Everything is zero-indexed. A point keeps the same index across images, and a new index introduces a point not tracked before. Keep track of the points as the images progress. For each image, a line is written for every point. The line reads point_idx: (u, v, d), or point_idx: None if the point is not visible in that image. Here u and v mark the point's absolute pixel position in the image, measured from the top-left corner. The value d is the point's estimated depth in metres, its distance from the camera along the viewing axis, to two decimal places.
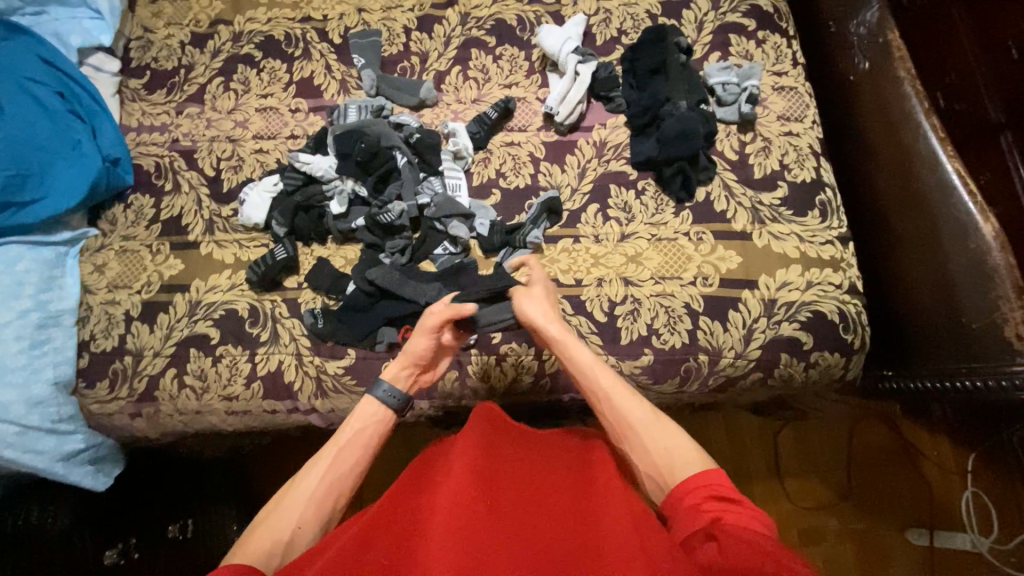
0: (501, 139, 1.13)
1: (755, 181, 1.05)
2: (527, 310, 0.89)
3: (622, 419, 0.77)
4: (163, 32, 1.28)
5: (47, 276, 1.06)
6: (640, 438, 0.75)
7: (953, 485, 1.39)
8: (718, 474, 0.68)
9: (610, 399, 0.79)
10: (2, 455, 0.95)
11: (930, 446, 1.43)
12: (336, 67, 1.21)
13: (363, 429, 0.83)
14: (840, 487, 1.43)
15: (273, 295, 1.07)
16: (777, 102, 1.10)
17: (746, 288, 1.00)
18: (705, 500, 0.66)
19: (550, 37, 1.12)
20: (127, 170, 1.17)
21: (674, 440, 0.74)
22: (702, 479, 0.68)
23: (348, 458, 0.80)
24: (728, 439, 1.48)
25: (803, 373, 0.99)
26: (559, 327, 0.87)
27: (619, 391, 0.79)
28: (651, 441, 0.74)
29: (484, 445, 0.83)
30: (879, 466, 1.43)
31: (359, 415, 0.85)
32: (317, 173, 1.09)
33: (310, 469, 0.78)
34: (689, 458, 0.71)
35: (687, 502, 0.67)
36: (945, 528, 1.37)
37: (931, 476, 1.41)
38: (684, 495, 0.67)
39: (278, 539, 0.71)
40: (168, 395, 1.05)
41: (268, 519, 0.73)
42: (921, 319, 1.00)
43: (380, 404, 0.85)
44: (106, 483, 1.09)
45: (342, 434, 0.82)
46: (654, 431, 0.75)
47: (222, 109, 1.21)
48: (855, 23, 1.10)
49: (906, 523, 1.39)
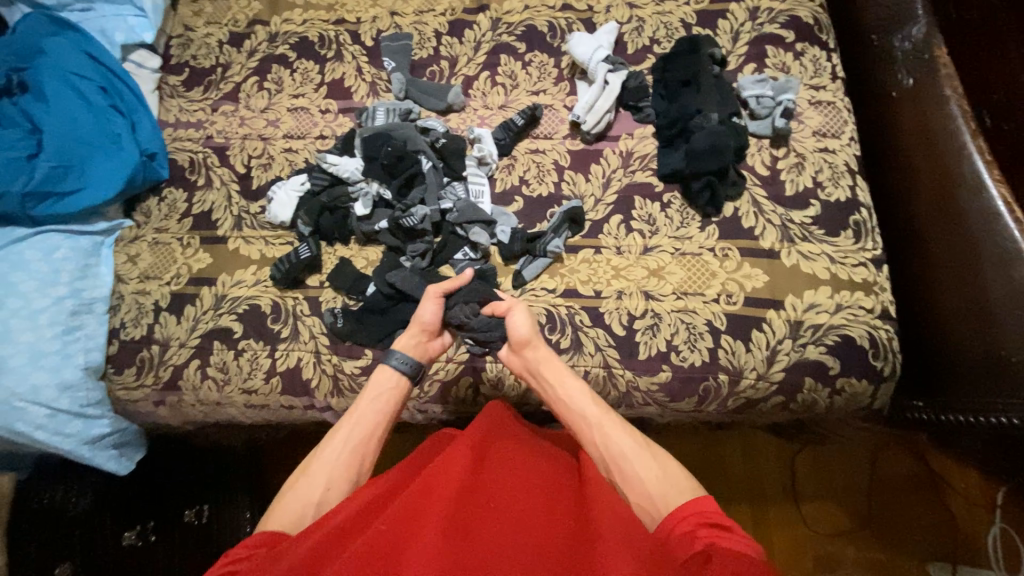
0: (526, 146, 1.13)
1: (787, 198, 1.02)
2: (521, 330, 0.91)
3: (611, 447, 0.76)
4: (202, 31, 1.32)
5: (83, 264, 1.10)
6: (630, 466, 0.73)
7: (980, 518, 1.33)
8: (710, 501, 0.67)
9: (601, 426, 0.79)
10: (33, 435, 0.99)
11: (958, 479, 1.37)
12: (366, 70, 1.23)
13: (374, 404, 0.84)
14: (857, 514, 1.38)
15: (295, 292, 1.09)
16: (812, 117, 1.06)
17: (772, 309, 0.97)
18: (698, 526, 0.64)
19: (580, 45, 1.11)
20: (163, 164, 1.21)
21: (664, 467, 0.72)
22: (692, 506, 0.66)
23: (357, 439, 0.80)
24: (744, 458, 1.45)
25: (827, 399, 0.96)
26: (546, 350, 0.91)
27: (610, 420, 0.79)
28: (643, 470, 0.72)
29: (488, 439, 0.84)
30: (901, 496, 1.38)
31: (365, 400, 0.85)
32: (344, 174, 1.11)
33: (331, 440, 0.79)
34: (682, 486, 0.70)
35: (677, 530, 0.65)
36: (970, 564, 1.30)
37: (957, 508, 1.35)
38: (675, 524, 0.66)
39: (294, 514, 0.71)
40: (191, 385, 1.08)
41: (289, 490, 0.74)
42: (960, 350, 0.95)
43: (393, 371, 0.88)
44: (129, 467, 1.12)
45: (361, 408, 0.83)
46: (645, 459, 0.73)
47: (255, 108, 1.24)
48: (900, 38, 1.07)
49: (928, 556, 1.33)
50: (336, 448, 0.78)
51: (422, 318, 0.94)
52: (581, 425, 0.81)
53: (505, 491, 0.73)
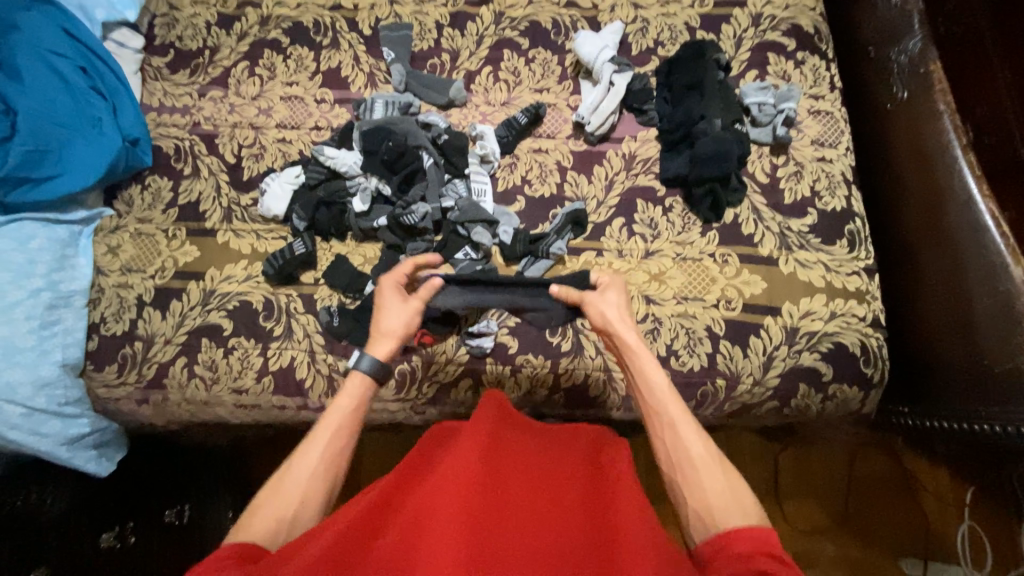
0: (529, 145, 1.11)
1: (785, 207, 1.04)
2: (606, 315, 0.89)
3: (682, 450, 0.74)
4: (188, 10, 1.25)
5: (60, 255, 1.04)
6: (694, 473, 0.72)
7: (950, 516, 1.38)
8: (771, 532, 0.63)
9: (674, 425, 0.76)
10: (7, 436, 0.94)
11: (929, 477, 1.42)
12: (364, 59, 1.19)
13: (352, 411, 0.80)
14: (835, 512, 1.44)
15: (289, 289, 1.06)
16: (811, 127, 1.08)
17: (769, 315, 0.98)
18: (757, 551, 0.61)
19: (586, 44, 1.10)
20: (146, 151, 1.15)
21: (727, 486, 0.70)
22: (749, 531, 0.63)
23: (336, 442, 0.77)
24: (729, 460, 1.48)
25: (819, 404, 0.99)
26: (635, 335, 0.86)
27: (685, 422, 0.76)
28: (707, 479, 0.71)
29: (502, 439, 0.82)
30: (877, 494, 1.45)
31: (343, 397, 0.81)
32: (341, 168, 1.07)
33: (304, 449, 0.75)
34: (738, 504, 0.68)
35: (731, 549, 0.63)
36: (940, 559, 1.37)
37: (929, 507, 1.41)
38: (732, 541, 0.63)
39: (268, 524, 0.68)
40: (177, 383, 1.04)
41: (266, 498, 0.71)
42: (943, 361, 0.99)
43: (362, 378, 0.82)
44: (110, 468, 1.07)
45: (336, 412, 0.79)
46: (709, 469, 0.71)
47: (246, 95, 1.19)
48: (896, 51, 1.08)
49: (901, 552, 1.40)
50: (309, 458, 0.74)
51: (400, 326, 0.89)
52: (657, 420, 0.78)
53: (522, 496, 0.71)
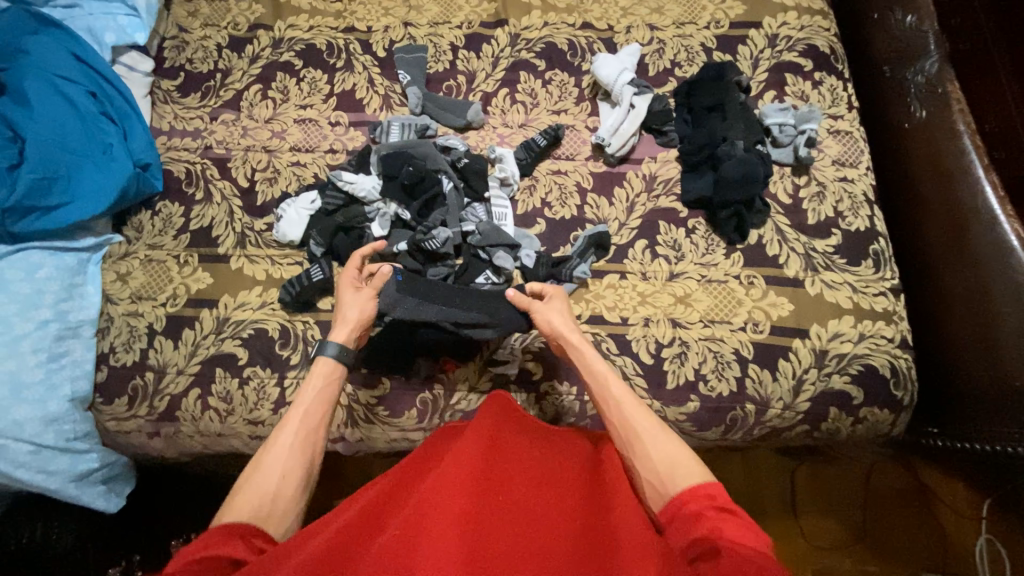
0: (548, 167, 1.10)
1: (809, 227, 1.03)
2: (552, 321, 0.89)
3: (627, 424, 0.75)
4: (199, 33, 1.24)
5: (68, 284, 1.01)
6: (642, 445, 0.72)
7: (966, 529, 1.35)
8: (720, 487, 0.66)
9: (620, 404, 0.77)
10: (13, 475, 0.90)
11: (947, 490, 1.39)
12: (379, 81, 1.18)
13: (321, 394, 0.81)
14: (852, 525, 1.41)
15: (305, 316, 1.03)
16: (831, 147, 1.08)
17: (797, 338, 0.97)
18: (706, 507, 0.63)
19: (605, 66, 1.10)
20: (157, 175, 1.12)
21: (679, 450, 0.71)
22: (702, 489, 0.65)
23: (308, 421, 0.77)
24: (748, 474, 1.46)
25: (850, 427, 0.97)
26: (582, 338, 0.88)
27: (629, 400, 0.78)
28: (653, 448, 0.72)
29: (502, 436, 0.78)
30: (892, 508, 1.42)
31: (310, 384, 0.82)
32: (360, 193, 1.05)
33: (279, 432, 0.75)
34: (690, 470, 0.69)
35: (685, 510, 0.64)
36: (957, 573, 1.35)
37: (946, 521, 1.39)
38: (686, 501, 0.65)
39: (252, 498, 0.67)
40: (190, 415, 1.00)
41: (249, 477, 0.70)
42: (966, 386, 0.98)
43: (331, 362, 0.84)
44: (119, 504, 1.03)
45: (307, 393, 0.80)
46: (656, 440, 0.72)
47: (259, 118, 1.17)
48: (913, 71, 1.10)
49: (919, 567, 1.37)
50: (285, 434, 0.75)
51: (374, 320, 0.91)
52: (602, 402, 0.79)
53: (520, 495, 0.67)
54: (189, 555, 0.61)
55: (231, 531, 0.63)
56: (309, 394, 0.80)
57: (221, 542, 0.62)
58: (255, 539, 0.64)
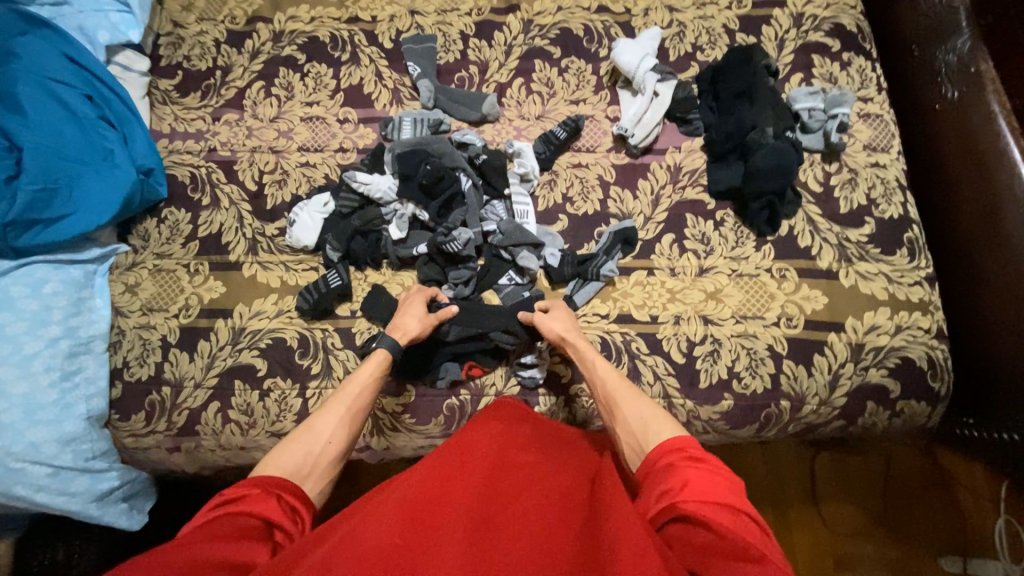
0: (568, 160, 1.06)
1: (841, 216, 1.00)
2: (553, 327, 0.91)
3: (609, 397, 0.79)
4: (195, 28, 1.18)
5: (76, 298, 0.98)
6: (622, 413, 0.75)
7: (986, 510, 1.28)
8: (689, 439, 0.66)
9: (608, 386, 0.81)
10: (34, 498, 0.88)
11: (964, 472, 1.32)
12: (387, 75, 1.13)
13: (370, 382, 0.82)
14: (872, 512, 1.31)
15: (324, 323, 1.00)
16: (862, 131, 1.04)
17: (832, 331, 0.95)
18: (677, 459, 0.64)
19: (625, 52, 1.05)
20: (161, 181, 1.08)
21: (654, 415, 0.73)
22: (672, 442, 0.66)
23: (357, 403, 0.79)
24: (764, 465, 1.36)
25: (886, 421, 0.95)
26: (586, 344, 0.89)
27: (613, 377, 0.82)
28: (630, 414, 0.75)
29: (509, 439, 0.77)
30: (910, 493, 1.32)
31: (365, 368, 0.84)
32: (376, 194, 1.01)
33: (329, 406, 0.78)
34: (663, 428, 0.70)
35: (659, 463, 0.65)
36: (978, 554, 1.27)
37: (965, 503, 1.30)
38: (660, 456, 0.66)
39: (298, 454, 0.70)
40: (210, 429, 0.97)
41: (298, 436, 0.73)
42: (998, 373, 0.94)
43: (384, 354, 0.85)
44: (142, 521, 1.01)
45: (361, 375, 0.83)
46: (636, 407, 0.75)
47: (263, 117, 1.12)
48: (942, 51, 1.06)
49: (939, 550, 1.28)
50: (335, 409, 0.78)
51: (405, 326, 0.90)
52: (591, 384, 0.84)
53: (528, 490, 0.67)
54: (224, 503, 0.61)
55: (269, 486, 0.64)
56: (361, 377, 0.82)
57: (258, 497, 0.62)
58: (288, 502, 0.64)
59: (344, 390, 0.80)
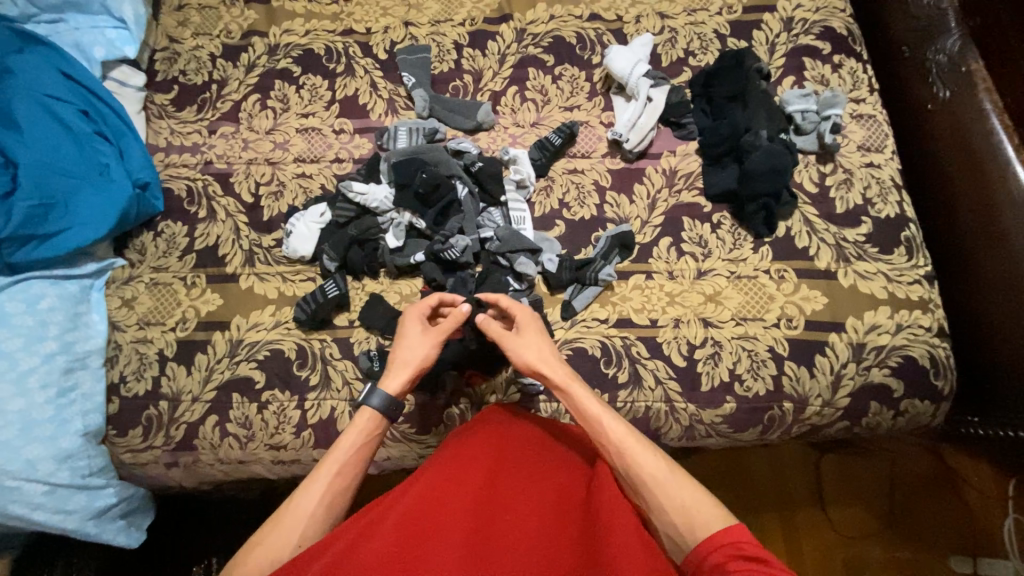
0: (563, 166, 1.06)
1: (838, 216, 1.00)
2: (526, 356, 0.81)
3: (633, 474, 0.67)
4: (191, 43, 1.19)
5: (72, 313, 0.97)
6: (654, 495, 0.65)
7: (994, 509, 1.27)
8: (743, 531, 0.58)
9: (623, 451, 0.69)
10: (30, 517, 0.86)
11: (969, 470, 1.31)
12: (382, 85, 1.13)
13: (357, 452, 0.74)
14: (879, 512, 1.30)
15: (322, 334, 1.00)
16: (855, 132, 1.04)
17: (833, 332, 0.94)
18: (730, 557, 0.56)
19: (619, 58, 1.06)
20: (157, 195, 1.08)
21: (695, 497, 0.63)
22: (723, 536, 0.58)
23: (339, 483, 0.71)
24: (770, 468, 1.34)
25: (890, 420, 0.94)
26: (579, 387, 0.78)
27: (632, 443, 0.69)
28: (666, 499, 0.64)
29: (505, 446, 0.75)
30: (919, 492, 1.31)
31: (351, 435, 0.75)
32: (372, 204, 1.01)
33: (306, 487, 0.70)
34: (708, 513, 0.61)
35: (709, 562, 0.57)
36: (988, 554, 1.24)
37: (972, 501, 1.29)
38: (709, 553, 0.57)
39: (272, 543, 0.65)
40: (208, 443, 0.96)
41: (287, 510, 0.68)
42: (999, 370, 0.94)
43: (374, 415, 0.77)
44: (140, 538, 0.99)
45: (345, 445, 0.74)
46: (671, 488, 0.65)
47: (260, 129, 1.13)
48: (933, 51, 1.07)
49: (948, 550, 1.26)
50: (309, 495, 0.69)
51: (416, 356, 0.83)
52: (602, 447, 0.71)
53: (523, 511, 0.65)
54: None
55: None
56: (346, 447, 0.74)
57: None
58: None
59: (322, 470, 0.71)
